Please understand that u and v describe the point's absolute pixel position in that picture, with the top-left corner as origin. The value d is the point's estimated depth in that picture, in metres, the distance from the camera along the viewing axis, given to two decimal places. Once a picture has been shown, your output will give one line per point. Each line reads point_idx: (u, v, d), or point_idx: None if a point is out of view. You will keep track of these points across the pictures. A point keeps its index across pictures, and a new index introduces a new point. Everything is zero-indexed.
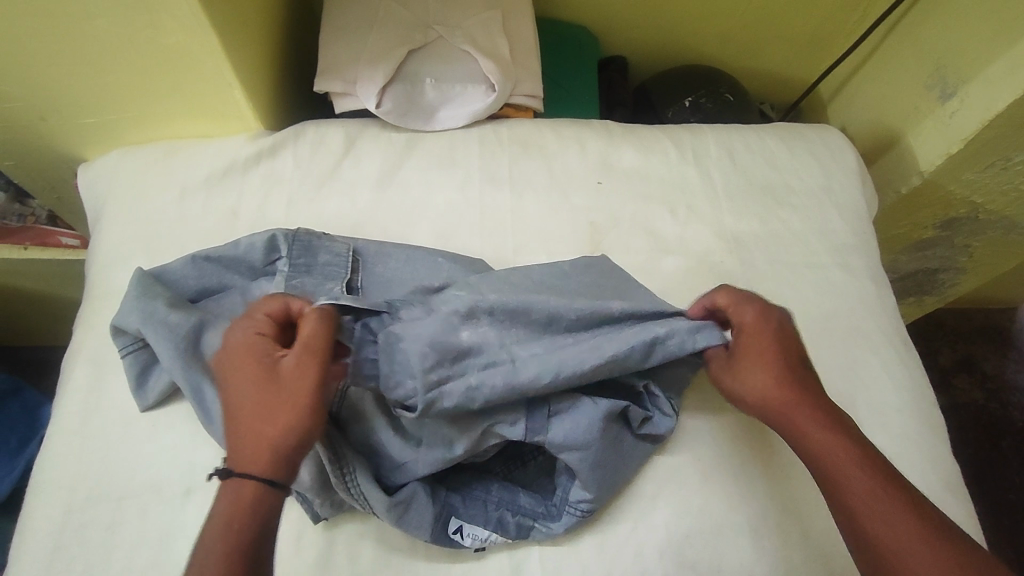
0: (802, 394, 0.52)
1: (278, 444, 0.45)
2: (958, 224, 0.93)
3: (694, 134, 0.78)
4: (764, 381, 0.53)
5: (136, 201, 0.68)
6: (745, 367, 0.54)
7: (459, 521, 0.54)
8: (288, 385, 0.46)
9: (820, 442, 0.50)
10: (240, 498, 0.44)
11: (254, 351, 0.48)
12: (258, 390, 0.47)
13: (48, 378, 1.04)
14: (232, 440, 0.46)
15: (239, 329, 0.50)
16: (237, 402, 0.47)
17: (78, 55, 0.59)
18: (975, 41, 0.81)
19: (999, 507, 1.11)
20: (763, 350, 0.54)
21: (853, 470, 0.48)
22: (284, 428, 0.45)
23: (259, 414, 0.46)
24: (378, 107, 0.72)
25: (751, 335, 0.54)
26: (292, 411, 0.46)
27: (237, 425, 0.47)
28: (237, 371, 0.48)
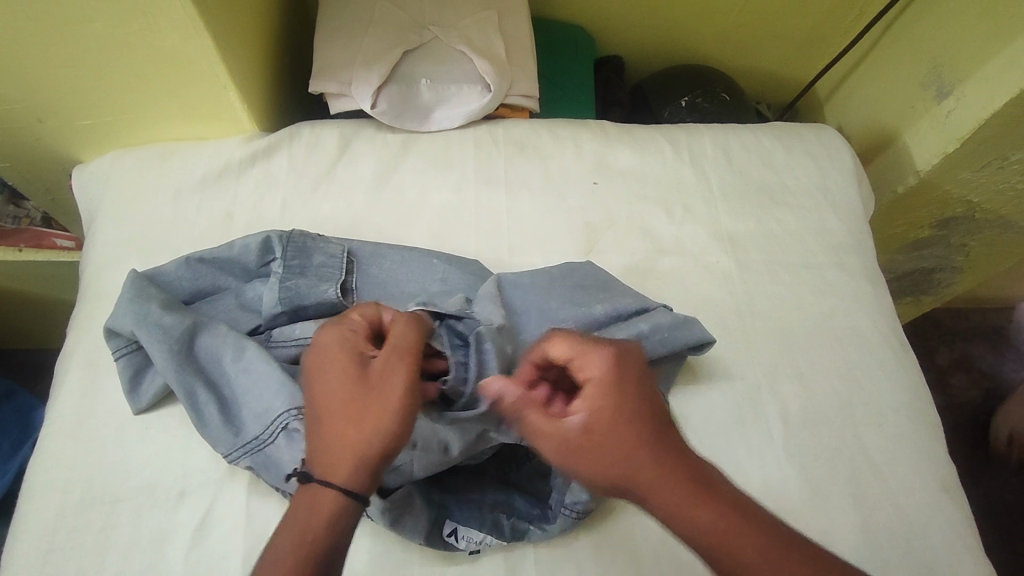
0: (654, 464, 0.43)
1: (365, 448, 0.44)
2: (955, 224, 0.93)
3: (689, 134, 0.77)
4: (606, 463, 0.43)
5: (130, 202, 0.68)
6: (583, 446, 0.44)
7: (453, 523, 0.53)
8: (380, 387, 0.45)
9: (696, 517, 0.42)
10: (318, 506, 0.43)
11: (347, 351, 0.47)
12: (348, 390, 0.46)
13: (42, 381, 1.04)
14: (316, 442, 0.45)
15: (332, 327, 0.49)
16: (323, 402, 0.46)
17: (72, 56, 0.59)
18: (971, 40, 0.81)
19: (996, 506, 1.11)
20: (604, 421, 0.44)
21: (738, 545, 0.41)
22: (372, 432, 0.44)
23: (348, 415, 0.45)
24: (373, 108, 0.72)
25: (598, 396, 0.45)
26: (384, 415, 0.45)
27: (323, 426, 0.45)
28: (327, 370, 0.47)
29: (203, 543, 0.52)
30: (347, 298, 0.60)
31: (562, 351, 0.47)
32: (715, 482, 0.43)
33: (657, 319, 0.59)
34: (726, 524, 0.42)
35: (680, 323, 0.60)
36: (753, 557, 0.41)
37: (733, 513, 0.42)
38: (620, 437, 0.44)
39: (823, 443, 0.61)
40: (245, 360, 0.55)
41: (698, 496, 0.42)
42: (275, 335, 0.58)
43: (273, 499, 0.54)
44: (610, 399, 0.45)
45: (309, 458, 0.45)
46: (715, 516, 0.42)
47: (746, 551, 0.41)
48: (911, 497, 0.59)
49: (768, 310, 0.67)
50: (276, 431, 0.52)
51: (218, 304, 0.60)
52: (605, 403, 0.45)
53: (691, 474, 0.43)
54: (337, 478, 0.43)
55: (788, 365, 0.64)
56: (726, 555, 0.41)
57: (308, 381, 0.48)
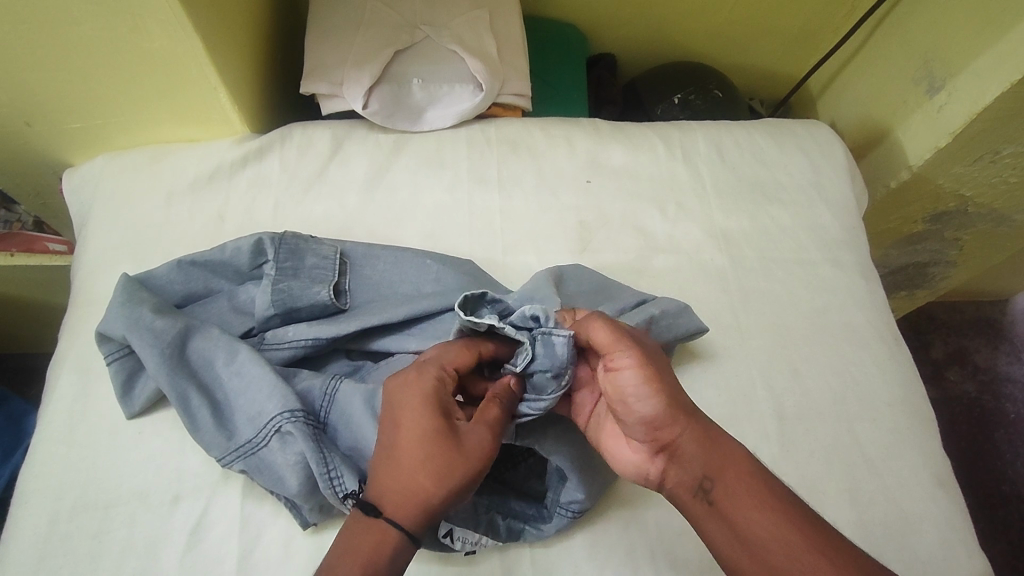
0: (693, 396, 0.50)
1: (438, 501, 0.45)
2: (948, 218, 0.93)
3: (682, 131, 0.77)
4: (670, 384, 0.49)
5: (122, 205, 0.68)
6: (654, 365, 0.49)
7: (449, 525, 0.52)
8: (467, 449, 0.46)
9: (729, 443, 0.48)
10: (378, 547, 0.43)
11: (438, 402, 0.47)
12: (433, 441, 0.45)
13: (35, 387, 1.03)
14: (391, 482, 0.45)
15: (424, 374, 0.48)
16: (404, 445, 0.46)
17: (59, 60, 0.59)
18: (962, 33, 0.81)
19: (992, 499, 1.11)
20: (659, 355, 0.50)
21: (761, 473, 0.46)
22: (452, 489, 0.45)
23: (432, 469, 0.45)
24: (365, 108, 0.72)
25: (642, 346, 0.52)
26: (464, 476, 0.45)
27: (399, 470, 0.45)
28: (419, 413, 0.46)
29: (198, 547, 0.52)
30: (340, 299, 0.60)
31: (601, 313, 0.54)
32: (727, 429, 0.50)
33: (662, 304, 0.61)
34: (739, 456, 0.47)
35: (680, 309, 0.61)
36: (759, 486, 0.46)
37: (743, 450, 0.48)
38: (668, 373, 0.50)
39: (818, 439, 0.61)
40: (238, 363, 0.55)
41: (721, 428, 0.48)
42: (268, 338, 0.58)
43: (268, 502, 0.54)
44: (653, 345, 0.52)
45: (380, 495, 0.45)
46: (738, 446, 0.48)
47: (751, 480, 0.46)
48: (908, 493, 0.59)
49: (762, 307, 0.67)
50: (269, 434, 0.52)
51: (210, 307, 0.60)
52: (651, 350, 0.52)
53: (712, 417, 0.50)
54: (403, 526, 0.44)
55: (783, 362, 0.64)
56: (742, 475, 0.46)
57: (393, 414, 0.47)
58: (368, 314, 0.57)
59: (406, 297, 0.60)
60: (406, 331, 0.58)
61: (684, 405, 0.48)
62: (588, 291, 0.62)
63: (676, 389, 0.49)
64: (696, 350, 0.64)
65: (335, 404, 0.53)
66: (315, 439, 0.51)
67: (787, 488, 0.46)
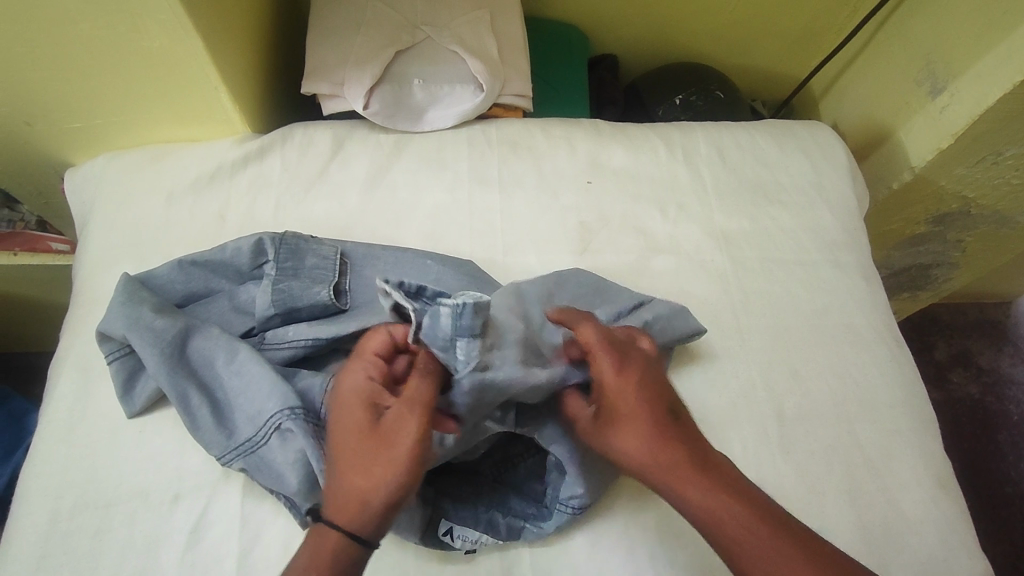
0: (662, 446, 0.47)
1: (375, 493, 0.43)
2: (951, 220, 0.93)
3: (684, 132, 0.77)
4: (635, 434, 0.47)
5: (122, 205, 0.68)
6: (616, 434, 0.48)
7: (449, 522, 0.53)
8: (394, 434, 0.45)
9: (700, 496, 0.45)
10: (321, 549, 0.42)
11: (362, 395, 0.47)
12: (358, 436, 0.46)
13: (36, 386, 1.04)
14: (328, 485, 0.45)
15: (349, 372, 0.49)
16: (337, 445, 0.46)
17: (59, 59, 0.59)
18: (964, 35, 0.81)
19: (995, 501, 1.11)
20: (627, 406, 0.49)
21: (739, 520, 0.44)
22: (381, 479, 0.44)
23: (359, 462, 0.44)
24: (366, 109, 0.72)
25: (612, 390, 0.49)
26: (396, 461, 0.44)
27: (335, 470, 0.45)
28: (343, 413, 0.47)
29: (197, 545, 0.52)
30: (340, 299, 0.60)
31: (592, 338, 0.51)
32: (710, 454, 0.47)
33: (656, 308, 0.62)
34: (717, 492, 0.45)
35: (672, 309, 0.62)
36: (742, 524, 0.44)
37: (721, 481, 0.45)
38: (630, 430, 0.48)
39: (819, 440, 0.61)
40: (238, 362, 0.55)
41: (698, 468, 0.46)
42: (268, 338, 0.58)
43: (267, 501, 0.54)
44: (632, 379, 0.50)
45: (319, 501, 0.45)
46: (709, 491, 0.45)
47: (732, 522, 0.44)
48: (910, 494, 0.59)
49: (763, 308, 0.67)
50: (269, 432, 0.52)
51: (211, 307, 0.60)
52: (619, 396, 0.49)
53: (693, 447, 0.47)
54: (342, 523, 0.43)
55: (783, 363, 0.64)
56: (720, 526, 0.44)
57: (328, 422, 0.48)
58: (368, 314, 0.57)
59: None
60: None
61: (646, 472, 0.47)
62: (587, 295, 0.62)
63: (643, 434, 0.47)
64: (695, 351, 0.64)
65: None
66: (315, 436, 0.51)
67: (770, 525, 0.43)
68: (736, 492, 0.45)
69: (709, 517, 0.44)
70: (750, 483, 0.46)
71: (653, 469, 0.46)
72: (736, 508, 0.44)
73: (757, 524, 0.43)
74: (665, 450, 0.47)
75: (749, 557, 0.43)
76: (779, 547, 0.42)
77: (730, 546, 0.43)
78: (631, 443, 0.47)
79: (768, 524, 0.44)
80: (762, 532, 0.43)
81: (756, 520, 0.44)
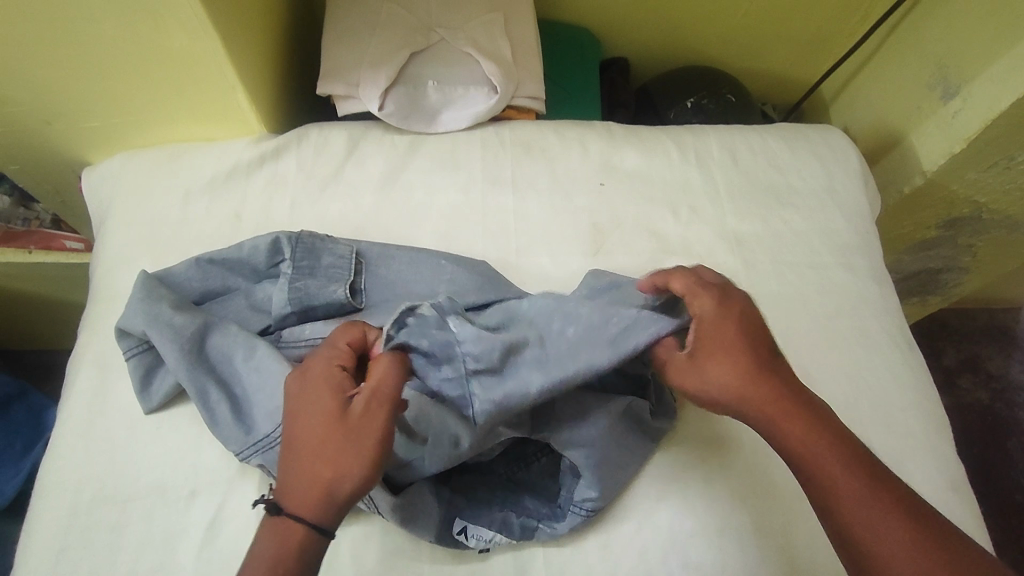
0: (762, 383, 0.48)
1: (337, 486, 0.44)
2: (962, 224, 0.93)
3: (696, 134, 0.78)
4: (734, 369, 0.49)
5: (140, 204, 0.69)
6: (711, 368, 0.49)
7: (464, 522, 0.54)
8: (359, 428, 0.44)
9: (798, 434, 0.47)
10: (282, 538, 0.44)
11: (329, 383, 0.47)
12: (325, 426, 0.45)
13: (51, 382, 1.05)
14: (290, 473, 0.45)
15: (318, 358, 0.48)
16: (299, 432, 0.46)
17: (80, 58, 0.60)
18: (977, 39, 0.81)
19: (1006, 507, 1.10)
20: (726, 343, 0.49)
21: (831, 458, 0.45)
22: (345, 472, 0.44)
23: (323, 453, 0.44)
24: (381, 110, 0.72)
25: (712, 326, 0.50)
26: (360, 457, 0.44)
27: (296, 459, 0.45)
28: (308, 402, 0.46)
29: (214, 541, 0.53)
30: (355, 298, 0.60)
31: (683, 287, 0.53)
32: (810, 397, 0.49)
33: None
34: (816, 432, 0.47)
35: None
36: (839, 463, 0.45)
37: (820, 423, 0.47)
38: (727, 361, 0.49)
39: None
40: (255, 359, 0.55)
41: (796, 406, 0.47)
42: (285, 336, 0.59)
43: None
44: (733, 318, 0.51)
45: (279, 487, 0.45)
46: (804, 427, 0.47)
47: (828, 462, 0.45)
48: (922, 497, 0.59)
49: (776, 311, 0.67)
50: None
51: (228, 305, 0.61)
52: (715, 334, 0.50)
53: (790, 386, 0.49)
54: (305, 516, 0.44)
55: (796, 366, 0.64)
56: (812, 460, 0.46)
57: (289, 407, 0.47)
58: (383, 314, 0.58)
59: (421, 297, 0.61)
60: None
61: (740, 406, 0.48)
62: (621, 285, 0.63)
63: (738, 369, 0.49)
64: None
65: None
66: None
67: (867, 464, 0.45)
68: (835, 434, 0.47)
69: (805, 453, 0.46)
70: (846, 429, 0.48)
71: (747, 403, 0.48)
72: (833, 449, 0.46)
73: (854, 465, 0.45)
74: (765, 387, 0.48)
75: (841, 492, 0.44)
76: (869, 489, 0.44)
77: (817, 480, 0.45)
78: (726, 375, 0.49)
79: (864, 468, 0.45)
80: (856, 474, 0.45)
81: (854, 462, 0.45)
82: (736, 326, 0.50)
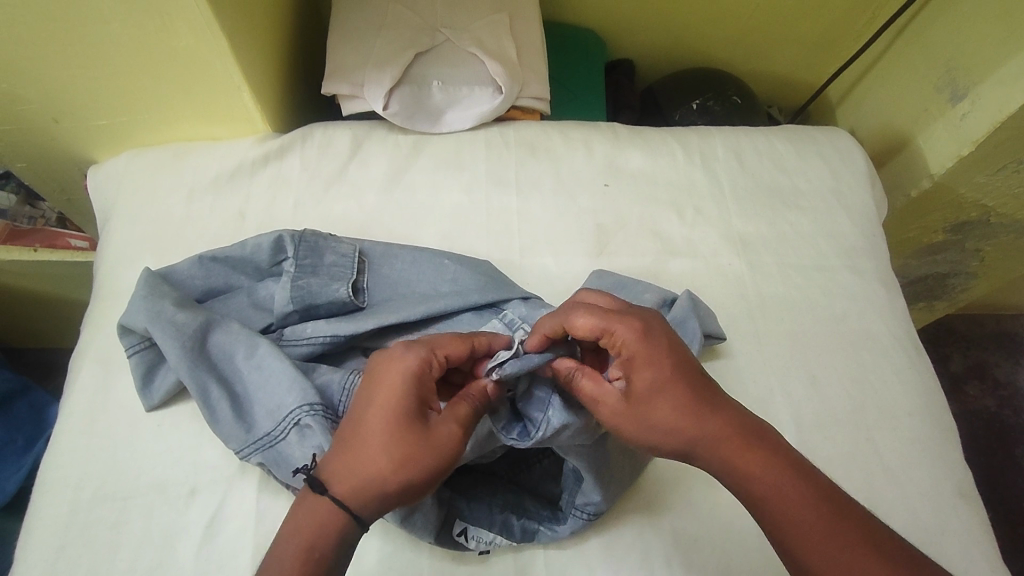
0: (711, 418, 0.47)
1: (394, 494, 0.45)
2: (969, 228, 0.92)
3: (702, 136, 0.77)
4: (674, 408, 0.47)
5: (144, 202, 0.69)
6: (651, 412, 0.48)
7: (464, 523, 0.53)
8: (435, 443, 0.46)
9: (753, 470, 0.46)
10: (325, 524, 0.44)
11: (415, 389, 0.47)
12: (402, 430, 0.46)
13: (54, 380, 1.05)
14: (350, 458, 0.46)
15: (410, 355, 0.48)
16: (371, 428, 0.46)
17: (86, 57, 0.60)
18: (988, 42, 0.80)
19: (1013, 515, 1.09)
20: (665, 381, 0.48)
21: (789, 490, 0.45)
22: (406, 482, 0.45)
23: (392, 455, 0.45)
24: (385, 109, 0.72)
25: (642, 364, 0.48)
26: (424, 474, 0.45)
27: (363, 452, 0.45)
28: (390, 396, 0.47)
29: (214, 540, 0.52)
30: (357, 297, 0.60)
31: (595, 320, 0.49)
32: (758, 423, 0.48)
33: (693, 298, 0.63)
34: (768, 463, 0.46)
35: (683, 322, 0.61)
36: (798, 494, 0.45)
37: (773, 452, 0.47)
38: (665, 400, 0.48)
39: (836, 447, 0.60)
40: (257, 357, 0.55)
41: (744, 440, 0.47)
42: (287, 334, 0.58)
43: (283, 497, 0.54)
44: (660, 348, 0.49)
45: (334, 467, 0.46)
46: (757, 462, 0.46)
47: (786, 496, 0.45)
48: (928, 503, 0.58)
49: (781, 313, 0.67)
50: (287, 427, 0.52)
51: (230, 303, 0.61)
52: (645, 375, 0.48)
53: (733, 417, 0.48)
54: (352, 506, 0.44)
55: (800, 368, 0.64)
56: (766, 496, 0.45)
57: (366, 394, 0.47)
58: (386, 314, 0.58)
59: (423, 298, 0.60)
60: (421, 329, 0.59)
61: (689, 447, 0.47)
62: (625, 287, 0.63)
63: (680, 408, 0.47)
64: (712, 355, 0.64)
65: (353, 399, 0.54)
66: (333, 432, 0.52)
67: (824, 486, 0.45)
68: (790, 464, 0.46)
69: (765, 489, 0.45)
70: (799, 455, 0.47)
71: (695, 442, 0.47)
72: (792, 480, 0.45)
73: (811, 496, 0.45)
74: (711, 420, 0.47)
75: (799, 526, 0.44)
76: (830, 519, 0.44)
77: (776, 515, 0.45)
78: (670, 417, 0.47)
79: (825, 499, 0.45)
80: (816, 505, 0.44)
81: (813, 495, 0.45)
82: (666, 358, 0.49)
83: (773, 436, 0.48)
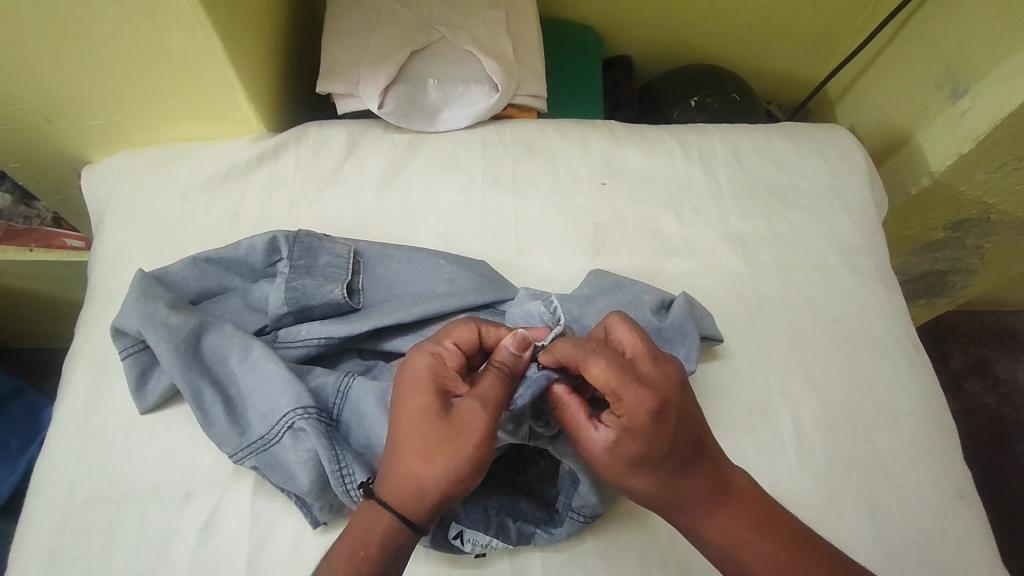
0: (686, 487, 0.47)
1: (431, 482, 0.45)
2: (970, 226, 0.91)
3: (700, 134, 0.77)
4: (657, 476, 0.46)
5: (138, 202, 0.68)
6: (628, 475, 0.47)
7: (460, 526, 0.52)
8: (459, 428, 0.45)
9: (719, 535, 0.47)
10: (372, 525, 0.45)
11: (431, 382, 0.48)
12: (427, 424, 0.46)
13: (49, 380, 1.05)
14: (386, 462, 0.47)
15: (421, 353, 0.49)
16: (399, 428, 0.47)
17: (76, 57, 0.59)
18: (989, 38, 0.79)
19: (1014, 514, 1.08)
20: (651, 454, 0.45)
21: (752, 559, 0.46)
22: (440, 470, 0.45)
23: (421, 448, 0.45)
24: (380, 108, 0.71)
25: (631, 435, 0.45)
26: (459, 459, 0.45)
27: (394, 452, 0.46)
28: (410, 394, 0.47)
29: (208, 543, 0.52)
30: (353, 298, 0.60)
31: (606, 379, 0.45)
32: (733, 482, 0.48)
33: (691, 300, 0.62)
34: (736, 528, 0.47)
35: (683, 325, 0.60)
36: (763, 558, 0.46)
37: (744, 518, 0.47)
38: (647, 470, 0.46)
39: (834, 448, 0.60)
40: (251, 360, 0.55)
41: (716, 505, 0.47)
42: (281, 336, 0.58)
43: (278, 500, 0.54)
44: (664, 424, 0.45)
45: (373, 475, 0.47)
46: (725, 527, 0.47)
47: (749, 560, 0.46)
48: (926, 504, 0.58)
49: (780, 313, 0.66)
50: (282, 430, 0.52)
51: (224, 304, 0.60)
52: (632, 446, 0.46)
53: (710, 485, 0.47)
54: (394, 507, 0.45)
55: (799, 369, 0.63)
56: (731, 558, 0.47)
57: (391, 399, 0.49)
58: (381, 315, 0.58)
59: (418, 299, 0.60)
60: (418, 331, 0.59)
61: (659, 508, 0.48)
62: (623, 287, 0.63)
63: (656, 480, 0.46)
64: (709, 357, 0.63)
65: (348, 402, 0.54)
66: (327, 436, 0.51)
67: (792, 547, 0.46)
68: (759, 525, 0.47)
69: (728, 553, 0.47)
70: (773, 513, 0.48)
71: (665, 506, 0.47)
72: (760, 543, 0.46)
73: (775, 559, 0.46)
74: (689, 486, 0.47)
75: None
76: None
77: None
78: (645, 486, 0.46)
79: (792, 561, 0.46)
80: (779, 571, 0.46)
81: (779, 560, 0.46)
82: (663, 433, 0.45)
83: (748, 498, 0.48)
